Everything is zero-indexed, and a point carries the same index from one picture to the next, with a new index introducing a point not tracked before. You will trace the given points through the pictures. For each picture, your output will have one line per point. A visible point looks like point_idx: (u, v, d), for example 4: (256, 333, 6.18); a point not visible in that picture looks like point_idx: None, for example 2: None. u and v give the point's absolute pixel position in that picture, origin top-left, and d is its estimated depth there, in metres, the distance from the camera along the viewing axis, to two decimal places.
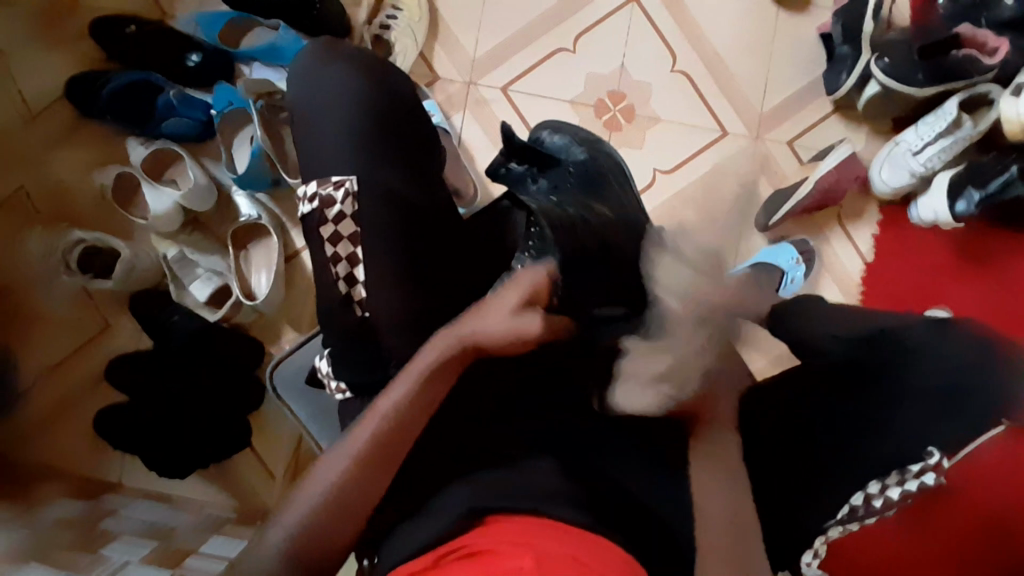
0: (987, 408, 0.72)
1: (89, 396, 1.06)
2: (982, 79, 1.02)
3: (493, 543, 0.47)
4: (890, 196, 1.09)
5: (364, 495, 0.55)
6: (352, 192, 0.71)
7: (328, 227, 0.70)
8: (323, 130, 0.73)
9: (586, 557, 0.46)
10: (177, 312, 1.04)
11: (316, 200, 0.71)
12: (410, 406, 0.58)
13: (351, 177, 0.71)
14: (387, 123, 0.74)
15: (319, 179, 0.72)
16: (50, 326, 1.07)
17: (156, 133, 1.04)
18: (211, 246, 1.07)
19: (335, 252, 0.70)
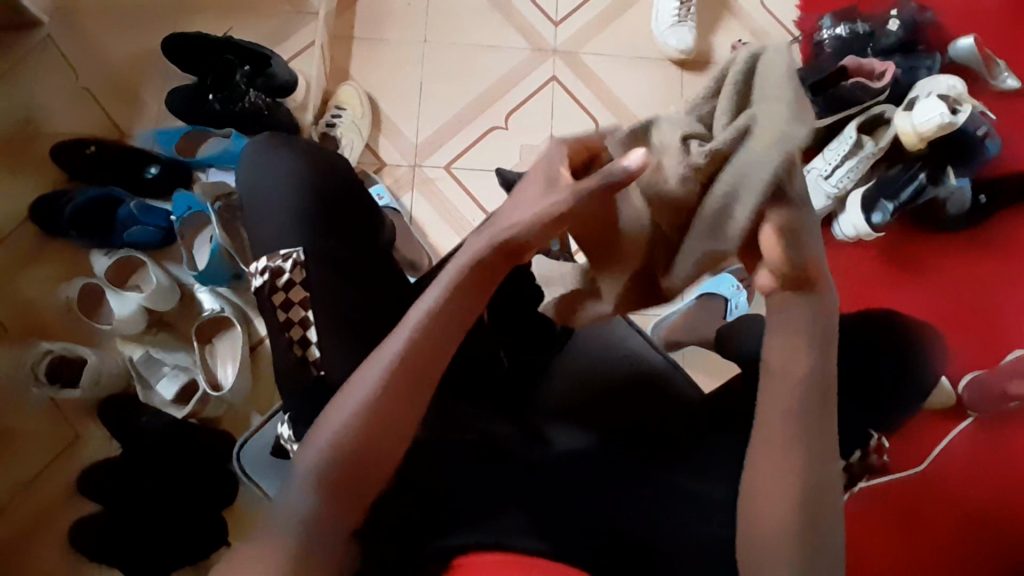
0: (914, 386, 0.78)
1: (59, 511, 1.04)
2: (875, 100, 1.12)
3: None
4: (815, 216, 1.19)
5: (377, 474, 0.53)
6: (300, 261, 0.74)
7: (279, 294, 0.73)
8: (269, 210, 0.78)
9: None
10: (146, 413, 1.03)
11: (267, 272, 0.74)
12: (400, 381, 0.53)
13: (298, 248, 0.75)
14: (334, 196, 0.80)
15: (269, 254, 0.75)
16: (19, 443, 1.07)
17: (118, 243, 1.10)
18: (176, 344, 1.11)
19: (287, 317, 0.72)
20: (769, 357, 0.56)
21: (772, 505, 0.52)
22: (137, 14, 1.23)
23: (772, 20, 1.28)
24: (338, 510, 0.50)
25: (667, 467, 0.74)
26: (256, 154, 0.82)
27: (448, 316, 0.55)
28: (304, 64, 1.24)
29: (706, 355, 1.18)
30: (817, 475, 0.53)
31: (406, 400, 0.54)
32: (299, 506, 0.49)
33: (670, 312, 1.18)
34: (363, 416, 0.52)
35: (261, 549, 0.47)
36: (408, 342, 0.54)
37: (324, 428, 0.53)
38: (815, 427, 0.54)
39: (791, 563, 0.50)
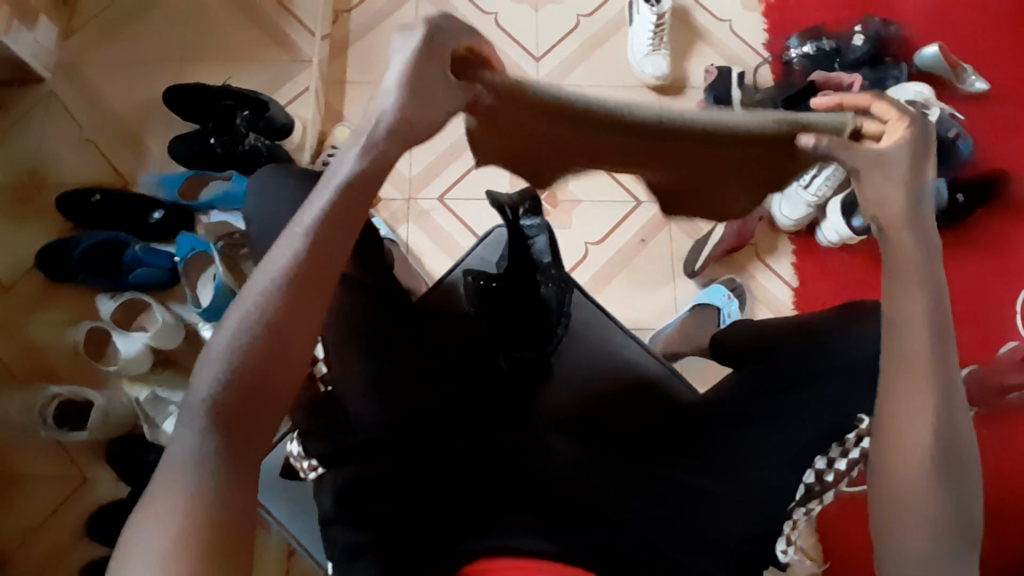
0: None
1: (65, 556, 1.04)
2: None
3: None
4: (795, 227, 1.23)
5: (265, 407, 0.50)
6: None
7: None
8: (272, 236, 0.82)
9: None
10: (153, 451, 1.05)
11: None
12: (291, 307, 0.51)
13: None
14: None
15: None
16: (27, 488, 1.07)
17: (124, 285, 1.13)
18: (182, 382, 1.12)
19: None
20: (893, 303, 0.56)
21: (913, 452, 0.52)
22: (139, 70, 1.29)
23: (743, 44, 1.35)
24: (234, 458, 0.48)
25: (668, 462, 0.75)
26: (257, 185, 0.86)
27: (330, 230, 0.52)
28: (299, 107, 1.29)
29: (704, 364, 1.20)
30: (954, 406, 0.53)
31: (285, 333, 0.51)
32: (187, 455, 0.48)
33: (666, 325, 1.20)
34: (254, 337, 0.50)
35: (167, 505, 0.46)
36: (291, 257, 0.51)
37: (203, 366, 0.50)
38: (944, 361, 0.54)
39: (929, 496, 0.51)
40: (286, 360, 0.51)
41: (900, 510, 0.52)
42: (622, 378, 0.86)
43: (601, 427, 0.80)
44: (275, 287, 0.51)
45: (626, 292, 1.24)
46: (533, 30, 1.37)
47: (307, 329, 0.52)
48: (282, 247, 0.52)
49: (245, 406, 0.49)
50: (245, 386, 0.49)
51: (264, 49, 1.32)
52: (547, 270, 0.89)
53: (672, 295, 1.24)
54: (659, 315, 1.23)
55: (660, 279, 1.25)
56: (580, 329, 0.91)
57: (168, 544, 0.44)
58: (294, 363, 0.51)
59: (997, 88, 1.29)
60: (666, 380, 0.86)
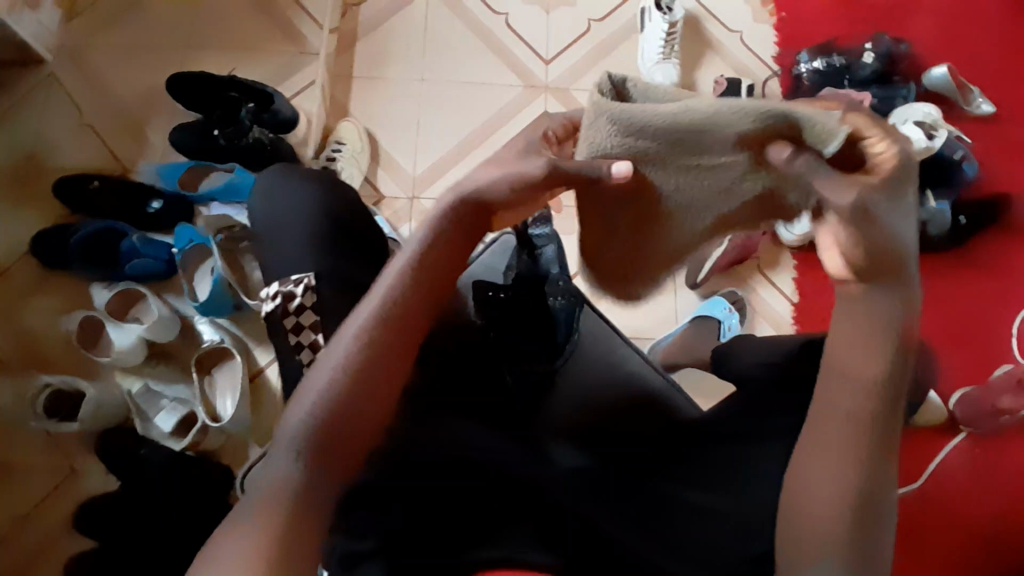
0: None
1: (50, 550, 1.02)
2: None
3: None
4: (797, 244, 1.21)
5: (350, 442, 0.51)
6: (311, 286, 0.78)
7: (290, 317, 0.75)
8: (280, 234, 0.84)
9: None
10: (144, 444, 1.04)
11: (278, 297, 0.77)
12: (380, 343, 0.53)
13: (309, 273, 0.79)
14: (342, 226, 0.86)
15: (280, 279, 0.79)
16: (12, 479, 1.05)
17: (119, 275, 1.11)
18: (176, 376, 1.10)
19: (299, 341, 0.75)
20: (839, 355, 0.56)
21: (834, 500, 0.52)
22: (142, 56, 1.27)
23: (754, 56, 1.35)
24: (308, 491, 0.48)
25: (672, 478, 0.74)
26: (263, 188, 0.89)
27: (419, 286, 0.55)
28: (305, 100, 1.27)
29: (704, 377, 1.19)
30: (880, 471, 0.53)
31: (388, 362, 0.53)
32: (282, 465, 0.49)
33: (666, 335, 1.20)
34: (347, 371, 0.51)
35: (249, 526, 0.46)
36: (387, 297, 0.54)
37: (299, 398, 0.51)
38: (879, 433, 0.53)
39: (841, 548, 0.51)
40: (374, 403, 0.52)
41: (804, 556, 0.53)
42: (627, 393, 0.86)
43: (609, 441, 0.79)
44: (373, 325, 0.53)
45: (628, 299, 1.24)
46: (543, 31, 1.35)
47: (385, 372, 0.53)
48: (383, 287, 0.54)
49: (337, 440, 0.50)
50: (337, 410, 0.50)
51: (271, 40, 1.30)
52: (556, 281, 0.95)
53: (673, 304, 1.24)
54: (659, 325, 1.23)
55: (661, 289, 1.24)
56: (587, 344, 0.91)
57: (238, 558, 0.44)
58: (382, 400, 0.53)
59: (1003, 111, 1.29)
60: (671, 398, 0.86)
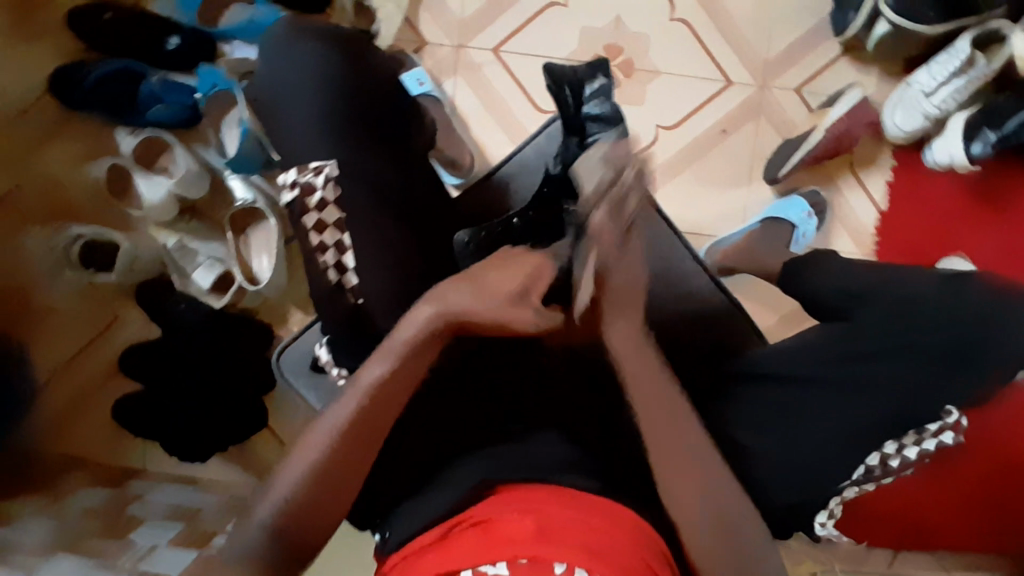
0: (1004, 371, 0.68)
1: (103, 388, 1.10)
2: (993, 13, 0.96)
3: (494, 512, 0.53)
4: (904, 140, 1.04)
5: (363, 443, 0.55)
6: (332, 177, 0.71)
7: (310, 215, 0.70)
8: (290, 117, 0.73)
9: (590, 524, 0.50)
10: (183, 300, 1.05)
11: (297, 187, 0.70)
12: (397, 372, 0.55)
13: (329, 162, 0.71)
14: (361, 104, 0.75)
15: (299, 166, 0.71)
16: (56, 325, 1.09)
17: (142, 122, 1.03)
18: (210, 232, 1.07)
19: (321, 241, 0.70)
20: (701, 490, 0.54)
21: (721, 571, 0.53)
22: None
23: None
24: (335, 476, 0.54)
25: (710, 423, 0.69)
26: (272, 46, 0.75)
27: (404, 363, 0.55)
28: None
29: (760, 285, 1.10)
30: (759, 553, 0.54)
31: (394, 397, 0.55)
32: (307, 445, 0.54)
33: (729, 234, 1.05)
34: (375, 390, 0.55)
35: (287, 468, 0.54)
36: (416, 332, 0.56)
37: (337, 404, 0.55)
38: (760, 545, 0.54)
39: None
40: (379, 424, 0.55)
41: None
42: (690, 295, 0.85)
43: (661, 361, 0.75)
44: (395, 358, 0.55)
45: (691, 188, 1.09)
46: None
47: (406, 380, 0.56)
48: (413, 319, 0.56)
49: (360, 442, 0.54)
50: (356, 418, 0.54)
51: None
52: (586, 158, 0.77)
53: (743, 200, 1.08)
54: (720, 221, 1.08)
55: (730, 183, 1.09)
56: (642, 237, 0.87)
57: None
58: (359, 460, 0.55)
59: None
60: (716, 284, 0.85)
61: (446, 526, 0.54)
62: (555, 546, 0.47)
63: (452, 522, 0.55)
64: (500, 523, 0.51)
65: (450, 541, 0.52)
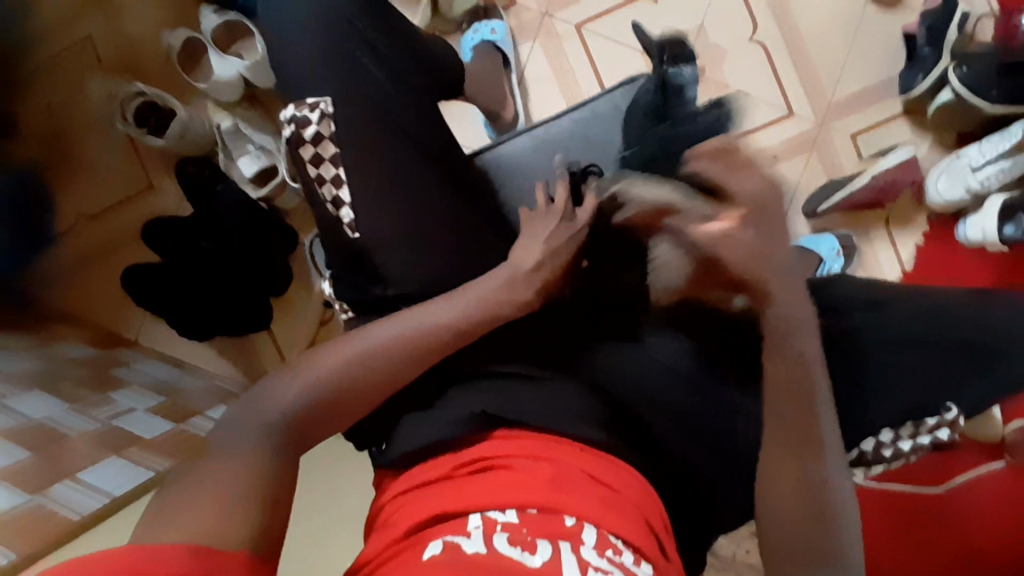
0: None
1: (121, 250, 1.10)
2: None
3: (515, 453, 0.54)
4: (941, 208, 1.09)
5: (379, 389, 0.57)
6: (327, 113, 0.67)
7: (306, 148, 0.66)
8: (305, 38, 0.68)
9: (603, 478, 0.53)
10: (222, 182, 1.05)
11: (292, 121, 0.66)
12: (453, 331, 0.60)
13: (325, 97, 0.67)
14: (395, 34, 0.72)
15: (295, 101, 0.68)
16: (94, 177, 1.11)
17: (231, 5, 1.05)
18: (264, 126, 1.09)
19: (318, 174, 0.66)
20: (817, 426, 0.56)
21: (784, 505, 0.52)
22: None
23: None
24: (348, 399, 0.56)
25: None
26: None
27: (455, 335, 0.60)
28: None
29: None
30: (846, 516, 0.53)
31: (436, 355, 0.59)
32: (344, 356, 0.57)
33: None
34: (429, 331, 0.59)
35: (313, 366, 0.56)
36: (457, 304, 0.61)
37: (375, 335, 0.59)
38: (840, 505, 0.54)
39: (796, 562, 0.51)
40: (397, 380, 0.58)
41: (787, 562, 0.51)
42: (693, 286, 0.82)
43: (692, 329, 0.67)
44: (448, 324, 0.60)
45: None
46: None
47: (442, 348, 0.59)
48: (494, 278, 0.65)
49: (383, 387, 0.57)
50: (395, 366, 0.58)
51: None
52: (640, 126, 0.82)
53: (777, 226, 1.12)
54: None
55: None
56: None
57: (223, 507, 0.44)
58: (369, 400, 0.57)
59: None
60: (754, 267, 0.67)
61: (455, 461, 0.55)
62: (574, 501, 0.49)
63: (461, 457, 0.56)
64: (520, 471, 0.52)
65: (459, 482, 0.53)
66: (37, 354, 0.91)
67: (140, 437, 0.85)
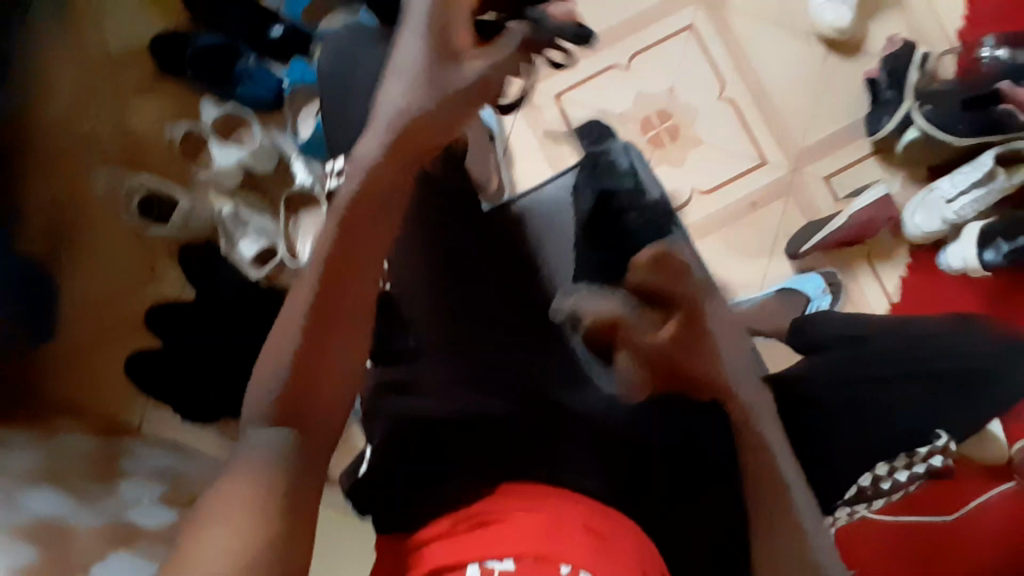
0: None
1: (123, 337, 1.12)
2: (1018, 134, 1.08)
3: (505, 511, 0.55)
4: (921, 240, 1.12)
5: (331, 347, 0.51)
6: None
7: None
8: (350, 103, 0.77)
9: (596, 524, 0.54)
10: (222, 263, 1.08)
11: (344, 174, 0.75)
12: (356, 231, 0.52)
13: None
14: None
15: (347, 156, 0.76)
16: (98, 268, 1.13)
17: (229, 96, 1.12)
18: (263, 208, 1.11)
19: None
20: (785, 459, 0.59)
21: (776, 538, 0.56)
22: None
23: (940, 22, 1.20)
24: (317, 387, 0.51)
25: None
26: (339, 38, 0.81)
27: (358, 233, 0.52)
28: None
29: None
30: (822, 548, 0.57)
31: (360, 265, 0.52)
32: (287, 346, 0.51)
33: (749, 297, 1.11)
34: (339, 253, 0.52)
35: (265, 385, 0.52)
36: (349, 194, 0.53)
37: (293, 296, 0.52)
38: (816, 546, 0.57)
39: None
40: (347, 323, 0.52)
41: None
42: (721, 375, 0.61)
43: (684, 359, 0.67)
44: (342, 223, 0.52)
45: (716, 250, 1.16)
46: None
47: (374, 243, 0.53)
48: (354, 176, 0.53)
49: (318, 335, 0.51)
50: (320, 305, 0.51)
51: None
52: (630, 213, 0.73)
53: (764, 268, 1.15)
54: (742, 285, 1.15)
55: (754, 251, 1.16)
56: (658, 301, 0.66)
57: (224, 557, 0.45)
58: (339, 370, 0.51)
59: None
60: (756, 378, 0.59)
61: (451, 520, 0.57)
62: (558, 550, 0.50)
63: (457, 515, 0.57)
64: (511, 526, 0.53)
65: (458, 539, 0.54)
66: (44, 447, 0.91)
67: (144, 530, 0.83)
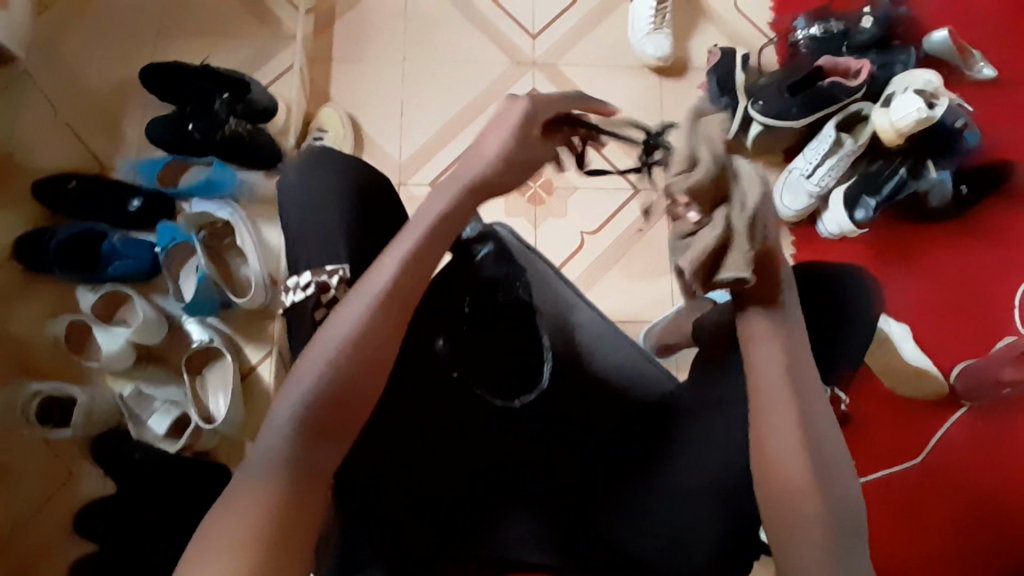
0: None
1: (50, 557, 1.04)
2: (852, 99, 1.14)
3: None
4: (795, 218, 1.19)
5: (344, 420, 0.53)
6: (345, 278, 0.71)
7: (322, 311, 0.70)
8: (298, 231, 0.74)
9: None
10: (138, 448, 1.03)
11: (311, 287, 0.70)
12: (379, 325, 0.55)
13: (343, 266, 0.71)
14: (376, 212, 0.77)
15: (311, 269, 0.71)
16: (7, 492, 1.06)
17: (103, 278, 1.09)
18: (166, 377, 1.09)
19: None
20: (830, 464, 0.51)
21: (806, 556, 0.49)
22: (122, 46, 1.25)
23: (749, 24, 1.31)
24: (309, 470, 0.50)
25: None
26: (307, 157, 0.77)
27: (374, 329, 0.55)
28: (283, 87, 1.24)
29: None
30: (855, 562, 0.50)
31: (379, 361, 0.55)
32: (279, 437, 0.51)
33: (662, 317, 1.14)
34: (348, 353, 0.53)
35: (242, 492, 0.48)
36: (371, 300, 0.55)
37: (294, 382, 0.53)
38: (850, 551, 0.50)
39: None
40: (353, 401, 0.53)
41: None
42: (638, 404, 0.72)
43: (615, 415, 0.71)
44: (368, 312, 0.55)
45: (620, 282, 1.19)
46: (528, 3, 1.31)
47: (385, 343, 0.55)
48: (375, 281, 0.57)
49: (326, 426, 0.52)
50: (335, 386, 0.53)
51: (247, 27, 1.27)
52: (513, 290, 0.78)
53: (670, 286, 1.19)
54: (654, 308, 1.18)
55: (655, 272, 1.20)
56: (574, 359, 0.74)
57: (218, 552, 0.44)
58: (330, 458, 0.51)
59: (1002, 75, 1.27)
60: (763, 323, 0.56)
61: None
62: None
63: None
64: None
65: None
66: None
67: None
